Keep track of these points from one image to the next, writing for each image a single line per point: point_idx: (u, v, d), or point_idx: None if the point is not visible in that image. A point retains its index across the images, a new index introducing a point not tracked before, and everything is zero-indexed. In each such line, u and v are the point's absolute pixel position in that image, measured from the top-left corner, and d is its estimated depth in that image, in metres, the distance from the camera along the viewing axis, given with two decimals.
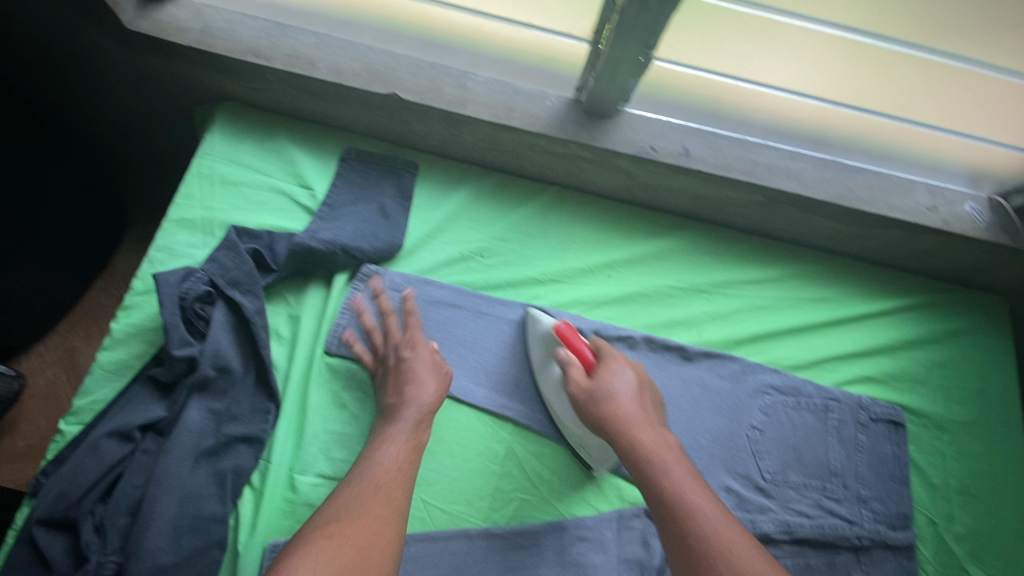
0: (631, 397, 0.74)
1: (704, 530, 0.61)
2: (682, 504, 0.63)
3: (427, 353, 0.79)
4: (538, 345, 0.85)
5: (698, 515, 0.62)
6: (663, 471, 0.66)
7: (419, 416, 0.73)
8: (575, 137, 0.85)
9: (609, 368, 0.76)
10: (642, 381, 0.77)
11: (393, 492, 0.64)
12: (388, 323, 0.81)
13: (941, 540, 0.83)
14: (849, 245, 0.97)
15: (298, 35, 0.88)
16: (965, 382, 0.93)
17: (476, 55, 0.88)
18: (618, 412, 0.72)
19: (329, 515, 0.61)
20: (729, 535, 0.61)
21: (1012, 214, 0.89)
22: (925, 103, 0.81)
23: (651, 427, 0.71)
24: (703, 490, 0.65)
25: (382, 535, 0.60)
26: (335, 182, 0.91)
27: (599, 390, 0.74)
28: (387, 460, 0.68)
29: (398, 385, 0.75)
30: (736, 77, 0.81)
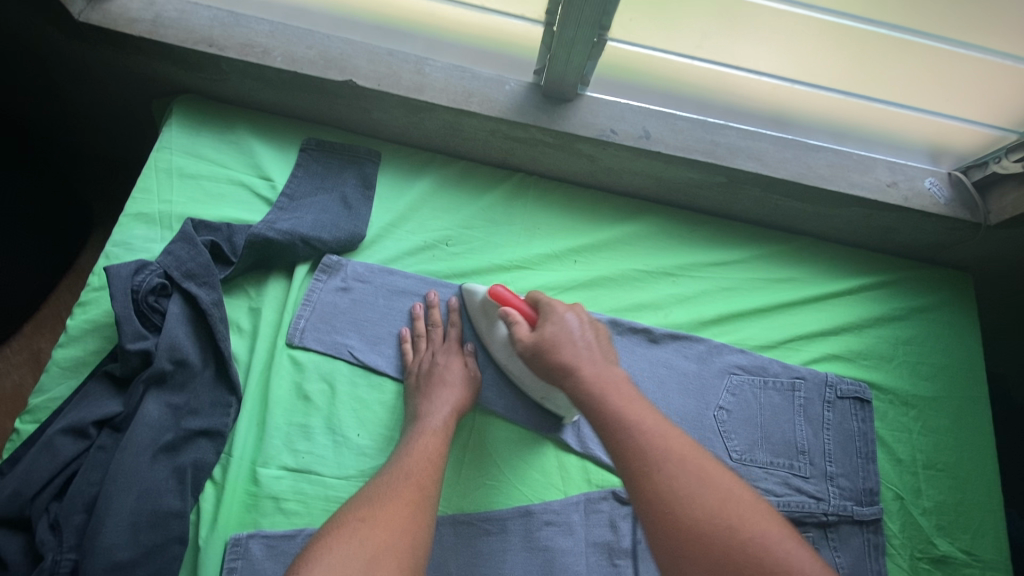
0: (575, 337, 0.70)
1: (648, 451, 0.58)
2: (627, 430, 0.60)
3: (457, 361, 0.82)
4: (479, 313, 0.85)
5: (644, 437, 0.59)
6: (608, 401, 0.63)
7: (450, 412, 0.75)
8: (535, 121, 0.85)
9: (552, 316, 0.73)
10: (587, 322, 0.74)
11: (424, 479, 0.65)
12: (430, 336, 0.83)
13: (909, 514, 0.83)
14: (812, 225, 0.97)
15: (252, 24, 0.87)
16: (932, 358, 0.93)
17: (434, 41, 0.87)
18: (560, 354, 0.69)
19: (361, 500, 0.61)
20: (675, 453, 0.58)
21: (972, 189, 0.90)
22: (880, 81, 0.80)
23: (596, 364, 0.68)
24: (646, 411, 0.62)
25: (413, 518, 0.60)
26: (296, 172, 0.90)
27: (543, 340, 0.71)
28: (419, 451, 0.69)
29: (427, 386, 0.77)
30: (692, 56, 0.81)
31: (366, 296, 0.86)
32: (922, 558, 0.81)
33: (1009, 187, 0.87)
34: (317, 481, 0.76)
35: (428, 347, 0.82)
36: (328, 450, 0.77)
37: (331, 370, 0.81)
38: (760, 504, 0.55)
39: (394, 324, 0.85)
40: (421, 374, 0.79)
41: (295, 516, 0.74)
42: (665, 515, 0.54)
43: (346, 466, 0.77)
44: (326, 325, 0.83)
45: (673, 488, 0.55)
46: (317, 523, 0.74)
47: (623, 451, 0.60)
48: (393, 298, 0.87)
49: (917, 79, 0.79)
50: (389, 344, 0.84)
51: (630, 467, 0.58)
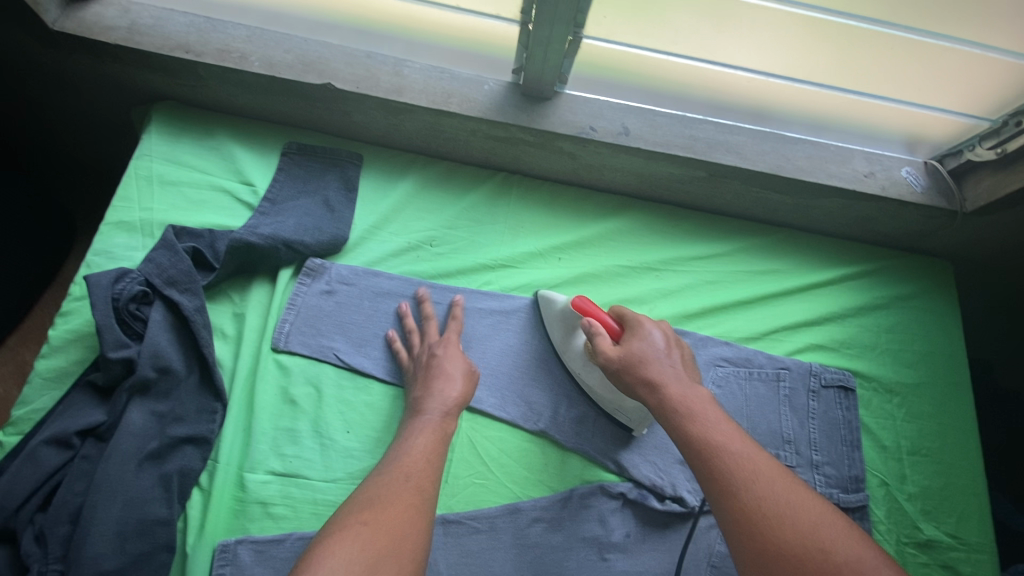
0: (662, 355, 0.72)
1: (734, 471, 0.58)
2: (713, 448, 0.61)
3: (457, 353, 0.81)
4: (557, 323, 0.86)
5: (730, 457, 0.59)
6: (696, 419, 0.64)
7: (447, 409, 0.74)
8: (514, 120, 0.85)
9: (639, 332, 0.74)
10: (671, 340, 0.74)
11: (423, 480, 0.63)
12: (427, 330, 0.83)
13: (894, 500, 0.85)
14: (793, 217, 0.98)
15: (229, 29, 0.87)
16: (914, 345, 0.94)
17: (412, 42, 0.88)
18: (651, 372, 0.70)
19: (363, 502, 0.58)
20: (762, 475, 0.58)
21: (947, 177, 0.91)
22: (855, 72, 0.81)
23: (683, 382, 0.68)
24: (736, 434, 0.62)
25: (414, 520, 0.57)
26: (277, 177, 0.90)
27: (630, 355, 0.72)
28: (414, 452, 0.67)
29: (427, 381, 0.76)
30: (667, 52, 0.81)
31: (351, 298, 0.86)
32: (909, 543, 0.83)
33: (983, 174, 0.88)
34: (305, 485, 0.76)
35: (425, 342, 0.82)
36: (316, 453, 0.78)
37: (317, 374, 0.81)
38: (846, 525, 0.54)
39: (379, 326, 0.85)
40: (420, 368, 0.79)
41: (284, 520, 0.74)
42: (754, 535, 0.54)
43: (334, 469, 0.77)
44: (311, 329, 0.83)
45: (761, 509, 0.55)
46: (307, 527, 0.74)
47: (708, 470, 0.60)
48: (378, 300, 0.87)
49: (890, 70, 0.80)
50: (375, 346, 0.84)
51: (715, 486, 0.58)
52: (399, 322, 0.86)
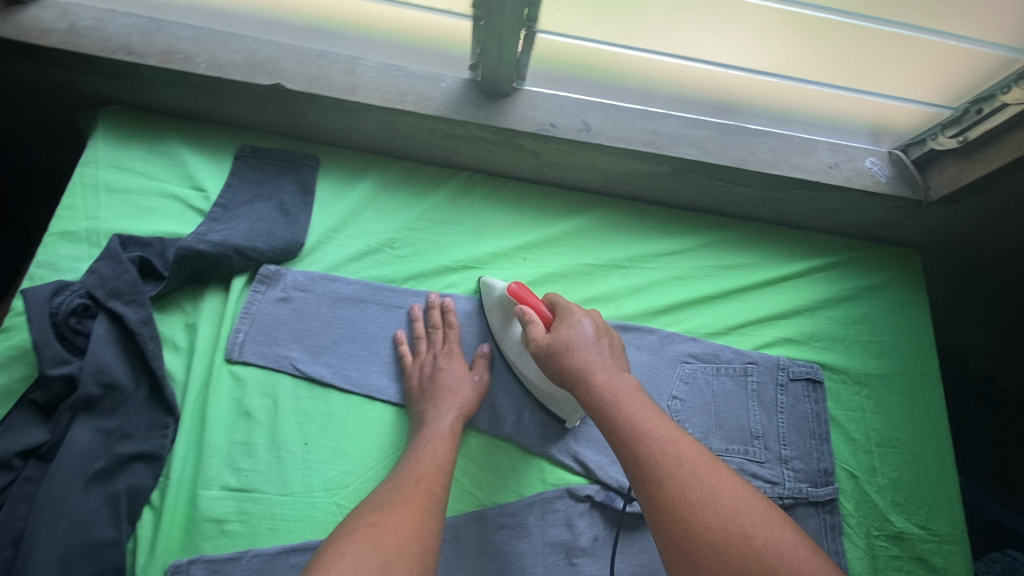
0: (590, 342, 0.70)
1: (661, 461, 0.58)
2: (636, 436, 0.60)
3: (460, 366, 0.82)
4: (496, 309, 0.84)
5: (656, 446, 0.59)
6: (620, 406, 0.63)
7: (454, 418, 0.76)
8: (473, 118, 0.83)
9: (567, 319, 0.72)
10: (599, 327, 0.72)
11: (432, 485, 0.66)
12: (431, 339, 0.83)
13: (863, 492, 0.85)
14: (760, 210, 0.98)
15: (174, 30, 0.84)
16: (882, 336, 0.94)
17: (364, 40, 0.85)
18: (577, 361, 0.68)
19: (372, 505, 0.62)
20: (687, 463, 0.58)
21: (911, 166, 0.90)
22: (815, 63, 0.80)
23: (607, 369, 0.67)
24: (659, 418, 0.62)
25: (422, 522, 0.61)
26: (230, 181, 0.87)
27: (558, 343, 0.70)
28: (423, 459, 0.69)
29: (431, 394, 0.77)
30: (625, 46, 0.80)
31: (308, 305, 0.83)
32: (879, 535, 0.83)
33: (947, 161, 0.87)
34: (261, 500, 0.73)
35: (429, 351, 0.82)
36: (273, 466, 0.75)
37: (273, 384, 0.79)
38: (767, 508, 0.55)
39: (339, 333, 0.83)
40: (425, 379, 0.79)
41: (240, 537, 0.72)
42: (678, 525, 0.54)
43: (292, 482, 0.75)
44: (267, 338, 0.81)
45: (687, 499, 0.55)
46: (265, 543, 0.72)
47: (634, 460, 0.59)
48: (337, 305, 0.84)
49: (850, 61, 0.79)
50: (333, 354, 0.82)
51: (640, 476, 0.58)
52: (360, 328, 0.84)
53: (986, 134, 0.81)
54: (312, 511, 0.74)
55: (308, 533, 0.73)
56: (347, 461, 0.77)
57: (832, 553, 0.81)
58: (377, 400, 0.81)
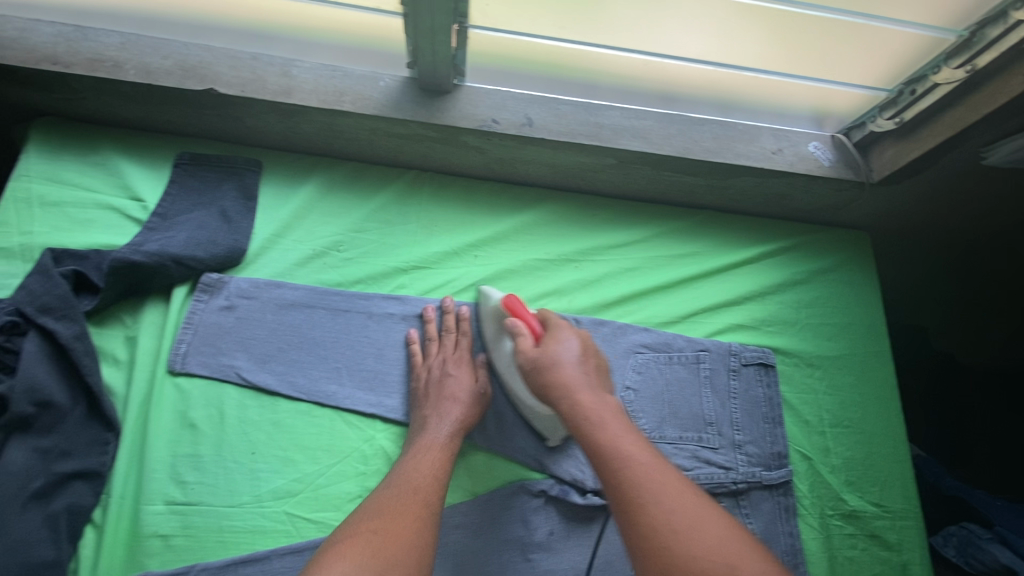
0: (577, 362, 0.70)
1: (643, 484, 0.58)
2: (618, 458, 0.60)
3: (467, 374, 0.80)
4: (491, 319, 0.84)
5: (639, 470, 0.59)
6: (604, 427, 0.63)
7: (453, 429, 0.75)
8: (413, 116, 0.82)
9: (556, 336, 0.73)
10: (585, 347, 0.73)
11: (429, 495, 0.66)
12: (442, 342, 0.83)
13: (817, 473, 0.85)
14: (709, 198, 0.98)
15: (101, 37, 0.82)
16: (833, 319, 0.95)
17: (299, 41, 0.84)
18: (562, 379, 0.68)
19: (372, 512, 0.61)
20: (671, 487, 0.58)
21: (853, 149, 0.91)
22: (750, 50, 0.80)
23: (592, 390, 0.68)
24: (639, 442, 0.63)
25: (419, 532, 0.60)
26: (169, 190, 0.85)
27: (545, 358, 0.71)
28: (419, 467, 0.69)
29: (432, 399, 0.77)
30: (560, 38, 0.79)
31: (253, 313, 0.82)
32: (834, 514, 0.84)
33: (886, 144, 0.88)
34: (208, 513, 0.72)
35: (439, 354, 0.82)
36: (219, 478, 0.74)
37: (219, 395, 0.78)
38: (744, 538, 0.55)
39: (286, 339, 0.82)
40: (429, 381, 0.79)
41: (187, 552, 0.70)
42: (662, 550, 0.53)
43: (239, 493, 0.74)
44: (210, 347, 0.79)
45: (671, 524, 0.55)
46: (212, 556, 0.71)
47: (615, 483, 0.59)
48: (283, 311, 0.83)
49: (788, 49, 0.79)
50: (279, 361, 0.81)
51: (623, 500, 0.58)
52: (307, 333, 0.83)
53: (919, 117, 0.82)
54: (261, 521, 0.73)
55: (258, 543, 0.72)
56: (296, 469, 0.76)
57: (788, 535, 0.81)
58: (326, 406, 0.80)
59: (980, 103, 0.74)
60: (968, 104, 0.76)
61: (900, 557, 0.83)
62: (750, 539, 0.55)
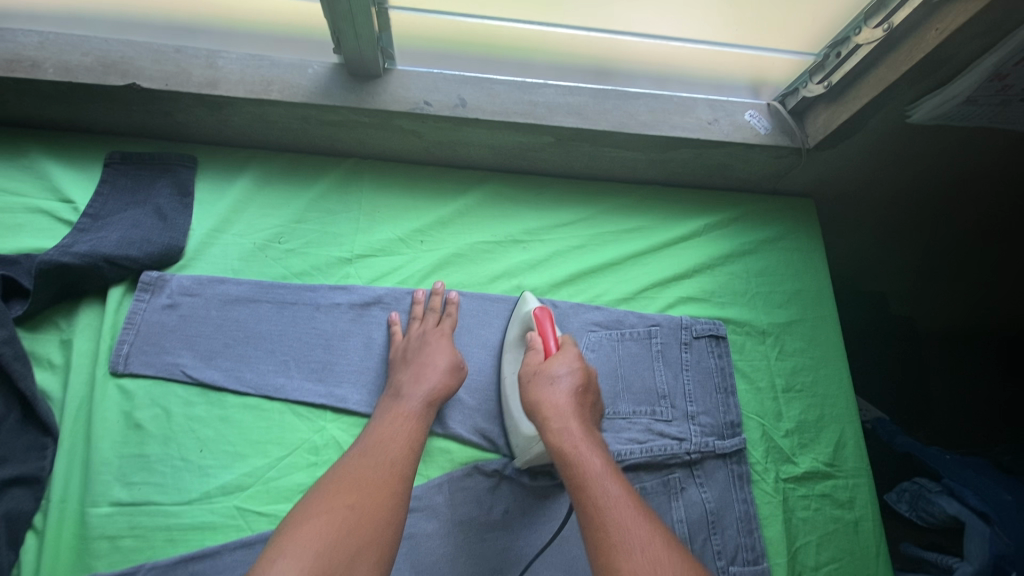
0: (573, 393, 0.72)
1: (628, 523, 0.58)
2: (602, 493, 0.61)
3: (445, 348, 0.79)
4: (518, 322, 0.84)
5: (626, 514, 0.59)
6: (591, 462, 0.65)
7: (427, 399, 0.73)
8: (343, 102, 0.82)
9: (566, 357, 0.75)
10: (580, 374, 0.74)
11: (404, 467, 0.66)
12: (425, 319, 0.83)
13: (770, 439, 0.86)
14: (653, 172, 0.99)
15: (18, 37, 0.80)
16: (782, 286, 0.96)
17: (223, 32, 0.82)
18: (555, 404, 0.71)
19: (338, 486, 0.61)
20: (653, 530, 0.58)
21: (789, 116, 0.92)
22: (675, 23, 0.80)
23: (583, 425, 0.69)
24: (626, 487, 0.63)
25: (393, 507, 0.61)
26: (100, 190, 0.84)
27: (545, 379, 0.73)
28: (395, 438, 0.68)
29: (409, 364, 0.77)
30: (482, 17, 0.79)
31: (197, 310, 0.81)
32: (787, 478, 0.85)
33: (819, 109, 0.89)
34: (155, 512, 0.71)
35: (419, 330, 0.81)
36: (167, 477, 0.73)
37: (165, 394, 0.77)
38: None
39: (231, 335, 0.80)
40: (408, 352, 0.79)
41: (135, 552, 0.69)
42: None
43: (188, 490, 0.73)
44: (154, 347, 0.78)
45: (656, 572, 0.54)
46: (162, 555, 0.70)
47: (597, 518, 0.59)
48: (228, 307, 0.82)
49: (716, 18, 0.79)
50: (226, 356, 0.79)
51: (604, 536, 0.58)
52: (253, 328, 0.81)
53: (846, 78, 0.83)
54: (210, 517, 0.72)
55: (208, 539, 0.71)
56: (246, 463, 0.75)
57: (742, 501, 0.82)
58: (276, 399, 0.79)
59: (897, 62, 0.75)
60: (888, 63, 0.77)
61: (853, 514, 0.84)
62: None
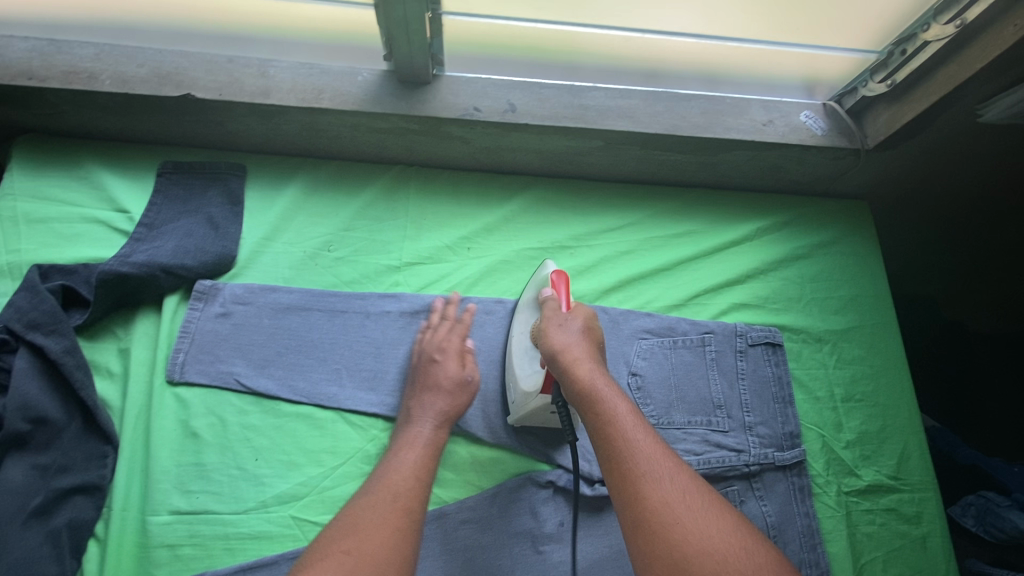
0: (585, 338, 0.69)
1: (658, 466, 0.57)
2: (631, 434, 0.59)
3: (455, 363, 0.77)
4: (534, 283, 0.80)
5: (651, 450, 0.58)
6: (616, 403, 0.62)
7: (437, 425, 0.72)
8: (393, 109, 0.81)
9: (582, 311, 0.72)
10: (594, 327, 0.71)
11: (410, 501, 0.63)
12: (435, 328, 0.80)
13: (831, 450, 0.83)
14: (702, 175, 0.96)
15: (75, 49, 0.82)
16: (839, 291, 0.93)
17: (274, 41, 0.83)
18: (571, 348, 0.67)
19: (344, 528, 0.59)
20: (684, 473, 0.57)
21: (846, 116, 0.89)
22: (731, 22, 0.78)
23: (598, 363, 0.67)
24: (645, 423, 0.61)
25: (397, 546, 0.58)
26: (154, 200, 0.85)
27: (560, 329, 0.69)
28: (400, 470, 0.66)
29: (421, 390, 0.75)
30: (535, 20, 0.78)
31: (249, 318, 0.81)
32: (850, 491, 0.82)
33: (880, 109, 0.86)
34: (214, 521, 0.72)
35: (428, 340, 0.79)
36: (224, 486, 0.73)
37: (220, 403, 0.77)
38: (751, 532, 0.54)
39: (283, 344, 0.80)
40: (418, 369, 0.77)
41: (194, 560, 0.70)
42: (671, 528, 0.53)
43: (245, 499, 0.73)
44: (208, 355, 0.78)
45: (684, 502, 0.54)
46: (221, 563, 0.70)
47: (625, 460, 0.57)
48: (279, 316, 0.82)
49: (774, 18, 0.77)
50: (278, 365, 0.79)
51: (634, 481, 0.56)
52: (305, 337, 0.81)
53: (912, 76, 0.80)
54: (267, 526, 0.72)
55: (266, 549, 0.71)
56: (301, 473, 0.75)
57: (804, 515, 0.79)
58: (328, 408, 0.78)
59: (972, 59, 0.72)
60: (960, 60, 0.74)
61: (920, 530, 0.81)
62: (757, 533, 0.54)
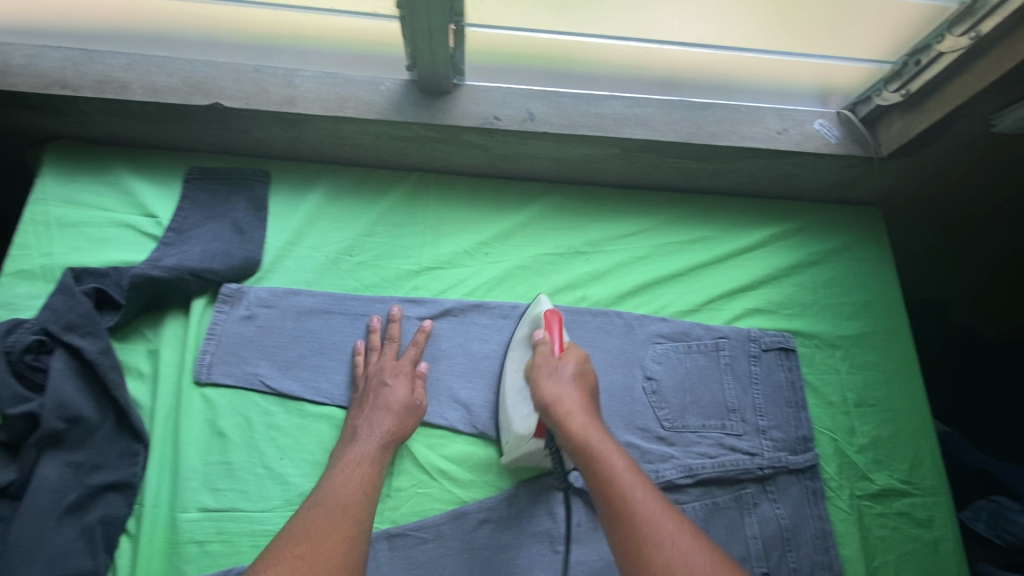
0: (579, 388, 0.70)
1: (657, 524, 0.58)
2: (628, 492, 0.60)
3: (404, 385, 0.77)
4: (527, 321, 0.83)
5: (649, 509, 0.59)
6: (613, 461, 0.63)
7: (381, 441, 0.72)
8: (415, 118, 0.83)
9: (574, 357, 0.73)
10: (588, 375, 0.73)
11: (358, 512, 0.64)
12: (383, 351, 0.81)
13: (844, 454, 0.85)
14: (716, 181, 0.98)
15: (107, 59, 0.84)
16: (851, 297, 0.94)
17: (299, 51, 0.85)
18: (566, 400, 0.69)
19: (296, 535, 0.59)
20: (684, 532, 0.58)
21: (860, 125, 0.90)
22: (747, 32, 0.79)
23: (593, 416, 0.68)
24: (643, 479, 0.62)
25: (347, 555, 0.59)
26: (181, 206, 0.87)
27: (555, 378, 0.71)
28: (348, 482, 0.67)
29: (366, 408, 0.75)
30: (555, 31, 0.79)
31: (274, 321, 0.83)
32: (863, 495, 0.83)
33: (894, 118, 0.87)
34: (241, 518, 0.74)
35: (377, 363, 0.80)
36: (250, 484, 0.75)
37: (246, 403, 0.79)
38: None
39: (307, 347, 0.83)
40: (365, 391, 0.77)
41: (222, 556, 0.72)
42: None
43: (270, 497, 0.75)
44: (234, 357, 0.80)
45: (685, 563, 0.55)
46: (248, 559, 0.72)
47: (625, 519, 0.59)
48: (303, 319, 0.84)
49: (790, 28, 0.78)
50: (302, 367, 0.81)
51: (634, 542, 0.57)
52: (327, 340, 0.83)
53: (925, 87, 0.82)
54: None
55: None
56: None
57: (817, 518, 0.80)
58: None
59: (986, 70, 0.74)
60: (974, 72, 0.75)
61: (932, 534, 0.82)
62: None
